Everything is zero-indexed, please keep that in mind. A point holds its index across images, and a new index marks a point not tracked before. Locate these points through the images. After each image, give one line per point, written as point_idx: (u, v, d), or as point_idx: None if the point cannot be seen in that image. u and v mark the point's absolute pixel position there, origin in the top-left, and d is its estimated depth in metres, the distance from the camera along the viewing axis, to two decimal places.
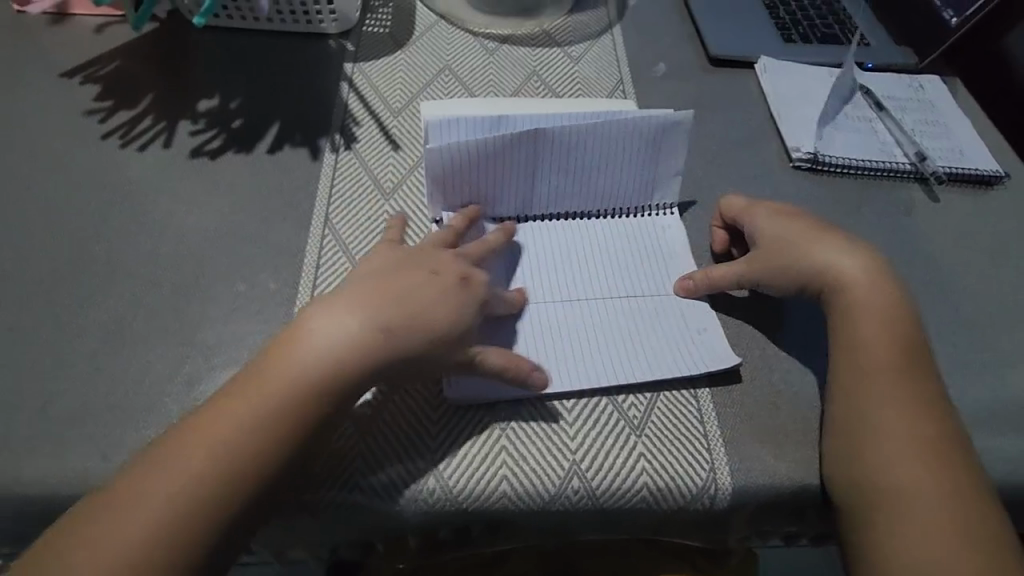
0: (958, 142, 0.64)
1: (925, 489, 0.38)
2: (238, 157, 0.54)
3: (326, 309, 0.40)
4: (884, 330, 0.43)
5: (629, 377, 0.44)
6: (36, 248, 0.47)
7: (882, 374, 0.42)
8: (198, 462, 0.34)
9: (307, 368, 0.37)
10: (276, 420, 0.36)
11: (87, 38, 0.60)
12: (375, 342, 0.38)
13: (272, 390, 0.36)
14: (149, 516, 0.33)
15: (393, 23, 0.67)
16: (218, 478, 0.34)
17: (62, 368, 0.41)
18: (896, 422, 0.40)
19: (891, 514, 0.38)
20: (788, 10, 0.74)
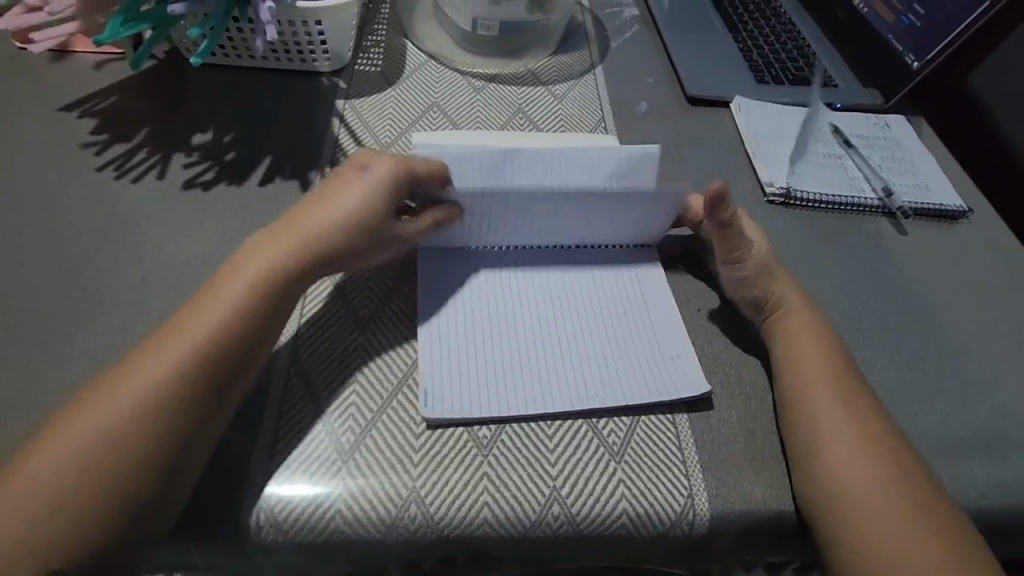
0: (924, 179, 0.67)
1: (888, 503, 0.38)
2: (229, 189, 0.55)
3: (299, 237, 0.44)
4: (804, 346, 0.46)
5: (608, 401, 0.45)
6: (26, 277, 0.47)
7: (813, 387, 0.43)
8: (144, 397, 0.36)
9: (268, 296, 0.41)
10: (210, 335, 0.38)
11: (86, 75, 0.62)
12: (285, 259, 0.42)
13: (219, 317, 0.39)
14: (85, 456, 0.34)
15: (384, 62, 0.70)
16: (159, 408, 0.36)
17: (50, 395, 0.42)
18: (832, 434, 0.41)
19: (857, 527, 0.38)
20: (761, 53, 0.78)
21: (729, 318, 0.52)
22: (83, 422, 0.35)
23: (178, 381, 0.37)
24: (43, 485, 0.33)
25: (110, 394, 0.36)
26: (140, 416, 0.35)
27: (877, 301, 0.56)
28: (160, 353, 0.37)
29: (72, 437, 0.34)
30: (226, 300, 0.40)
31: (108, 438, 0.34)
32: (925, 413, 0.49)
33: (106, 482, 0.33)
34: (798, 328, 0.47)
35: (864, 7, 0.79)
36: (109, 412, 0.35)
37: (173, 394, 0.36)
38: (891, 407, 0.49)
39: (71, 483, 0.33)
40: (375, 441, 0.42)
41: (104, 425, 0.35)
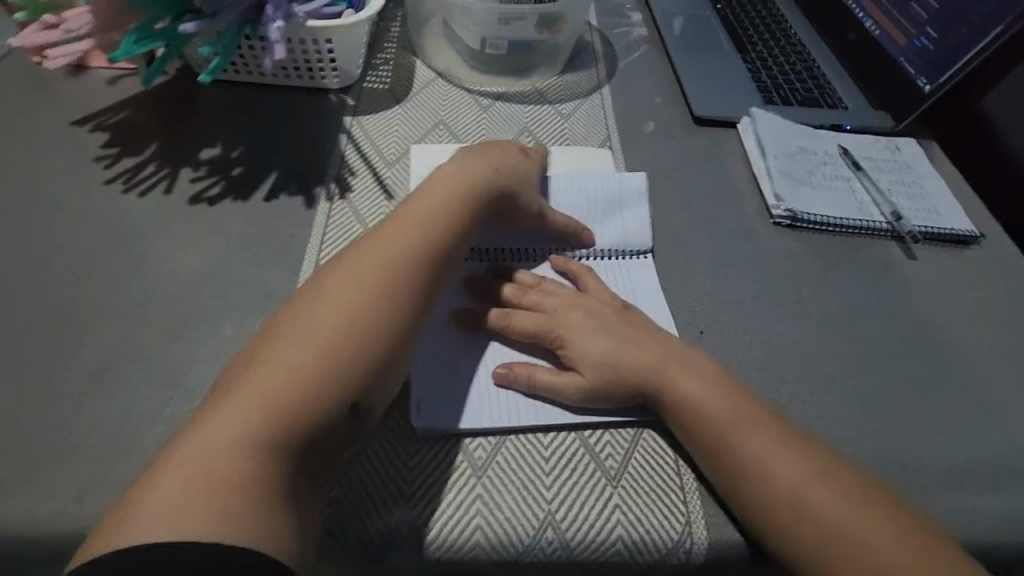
0: (934, 204, 0.66)
1: (856, 512, 0.37)
2: (235, 204, 0.56)
3: (441, 192, 0.48)
4: (637, 354, 0.44)
5: (613, 373, 0.44)
6: (29, 289, 0.48)
7: (706, 394, 0.42)
8: (320, 351, 0.37)
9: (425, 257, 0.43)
10: (377, 291, 0.40)
11: (99, 90, 0.63)
12: (434, 221, 0.45)
13: (384, 274, 0.41)
14: (270, 406, 0.34)
15: (393, 79, 0.71)
16: (333, 372, 0.36)
17: (48, 409, 0.42)
18: (757, 431, 0.41)
19: (807, 528, 0.37)
20: (770, 74, 0.78)
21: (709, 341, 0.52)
22: (262, 384, 0.35)
23: (340, 348, 0.37)
24: (231, 444, 0.32)
25: (281, 354, 0.36)
26: (315, 381, 0.35)
27: (883, 327, 0.55)
28: (328, 321, 0.38)
29: (256, 390, 0.35)
30: (388, 262, 0.41)
31: (292, 390, 0.35)
32: (933, 444, 0.48)
33: (288, 432, 0.34)
34: (676, 369, 0.44)
35: (876, 29, 0.78)
36: (284, 368, 0.36)
37: (342, 366, 0.37)
38: (898, 438, 0.48)
39: (262, 431, 0.33)
40: (376, 451, 0.42)
41: (287, 379, 0.35)
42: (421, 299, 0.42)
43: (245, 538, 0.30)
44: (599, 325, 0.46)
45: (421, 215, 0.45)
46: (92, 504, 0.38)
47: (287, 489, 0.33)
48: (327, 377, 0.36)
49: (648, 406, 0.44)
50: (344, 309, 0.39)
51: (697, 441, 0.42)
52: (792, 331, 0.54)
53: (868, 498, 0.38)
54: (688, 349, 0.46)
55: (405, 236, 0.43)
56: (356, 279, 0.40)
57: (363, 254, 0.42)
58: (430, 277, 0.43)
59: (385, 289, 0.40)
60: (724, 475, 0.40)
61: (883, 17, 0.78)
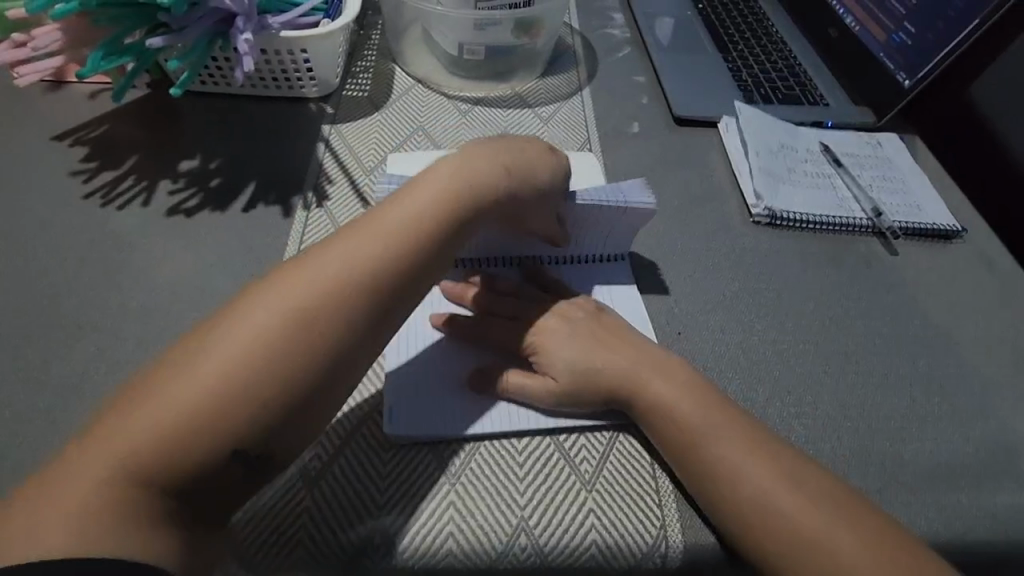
0: (915, 199, 0.66)
1: (826, 517, 0.37)
2: (212, 215, 0.56)
3: (426, 197, 0.43)
4: (611, 358, 0.44)
5: (586, 378, 0.44)
6: (6, 304, 0.48)
7: (680, 398, 0.42)
8: (250, 360, 0.35)
9: (384, 264, 0.40)
10: (323, 306, 0.37)
11: (79, 104, 0.63)
12: (410, 232, 0.41)
13: (335, 286, 0.38)
14: (187, 413, 0.33)
15: (372, 87, 0.71)
16: (256, 388, 0.35)
17: (21, 423, 0.42)
18: (729, 435, 0.41)
19: (773, 533, 0.37)
20: (751, 72, 0.78)
21: (687, 341, 0.52)
22: (187, 385, 0.34)
23: (273, 364, 0.35)
24: (140, 447, 0.32)
25: (214, 354, 0.35)
26: (235, 394, 0.34)
27: (863, 324, 0.55)
28: (266, 326, 0.36)
29: (180, 391, 0.34)
30: (341, 269, 0.38)
31: (213, 402, 0.34)
32: (912, 441, 0.47)
33: (200, 447, 0.33)
34: (650, 374, 0.43)
35: (856, 25, 0.78)
36: (210, 374, 0.34)
37: (266, 377, 0.35)
38: (876, 435, 0.48)
39: (172, 442, 0.33)
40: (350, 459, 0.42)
41: (209, 388, 0.34)
42: (370, 313, 0.39)
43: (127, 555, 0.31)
44: (576, 331, 0.46)
45: (393, 216, 0.42)
46: None
47: (186, 505, 0.33)
48: (250, 395, 0.34)
49: (623, 411, 0.44)
50: (284, 319, 0.36)
51: (670, 445, 0.41)
52: (771, 330, 0.54)
53: (839, 504, 0.38)
54: (666, 354, 0.46)
55: (367, 240, 0.40)
56: (307, 283, 0.38)
57: (324, 254, 0.39)
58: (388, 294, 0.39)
59: (333, 297, 0.37)
60: (698, 479, 0.40)
61: (862, 12, 0.78)
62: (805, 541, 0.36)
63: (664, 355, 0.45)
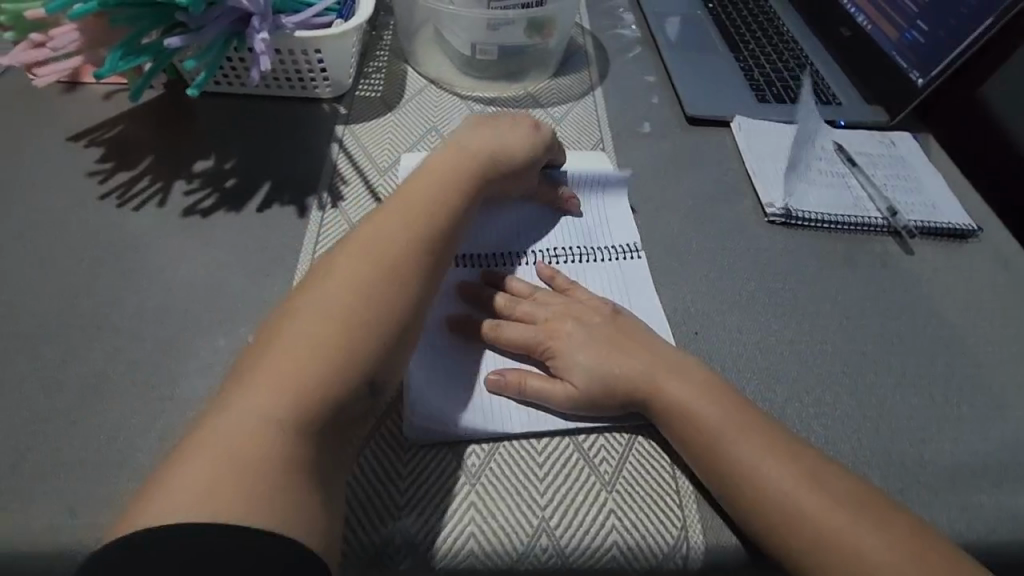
0: (930, 198, 0.65)
1: (850, 519, 0.37)
2: (228, 215, 0.56)
3: (447, 173, 0.49)
4: (628, 361, 0.44)
5: (603, 382, 0.44)
6: (24, 305, 0.48)
7: (698, 399, 0.42)
8: (334, 319, 0.38)
9: (430, 233, 0.44)
10: (389, 266, 0.41)
11: (94, 106, 0.64)
12: (445, 202, 0.47)
13: (394, 249, 0.42)
14: (291, 379, 0.35)
15: (385, 87, 0.71)
16: (349, 344, 0.37)
17: (41, 424, 0.42)
18: (751, 436, 0.40)
19: (797, 535, 0.37)
20: (763, 72, 0.78)
21: (704, 342, 0.52)
22: (282, 359, 0.36)
23: (365, 325, 0.38)
24: (256, 420, 0.33)
25: (297, 328, 0.37)
26: (332, 352, 0.36)
27: (880, 324, 0.55)
28: (347, 296, 0.39)
29: (276, 366, 0.35)
30: (397, 237, 0.43)
31: (313, 362, 0.36)
32: (933, 442, 0.47)
33: (314, 405, 0.35)
34: (666, 376, 0.43)
35: (868, 24, 0.78)
36: (301, 343, 0.36)
37: (355, 333, 0.37)
38: (896, 436, 0.47)
39: (286, 407, 0.34)
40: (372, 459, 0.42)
41: (306, 354, 0.36)
42: (430, 274, 0.43)
43: (282, 527, 0.31)
44: (594, 334, 0.46)
45: (428, 191, 0.47)
46: (86, 518, 0.38)
47: (315, 473, 0.34)
48: (343, 349, 0.37)
49: (643, 414, 0.44)
50: (357, 281, 0.39)
51: (689, 447, 0.41)
52: (788, 330, 0.53)
53: (863, 507, 0.37)
54: (683, 355, 0.45)
55: (413, 214, 0.44)
56: (370, 252, 0.41)
57: (376, 229, 0.43)
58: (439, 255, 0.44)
59: (396, 260, 0.41)
60: (718, 480, 0.40)
61: (874, 11, 0.77)
62: (829, 544, 0.36)
63: (680, 355, 0.45)
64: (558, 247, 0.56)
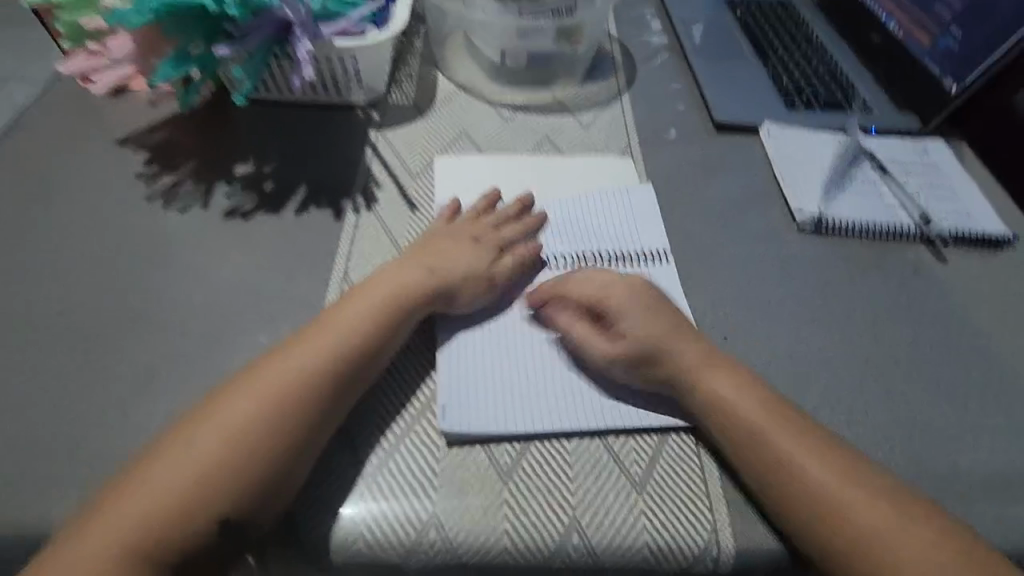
0: (964, 205, 0.65)
1: (881, 512, 0.37)
2: (267, 217, 0.58)
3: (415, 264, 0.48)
4: (668, 339, 0.45)
5: (648, 360, 0.44)
6: (78, 301, 0.51)
7: (732, 386, 0.43)
8: (259, 411, 0.38)
9: (374, 321, 0.44)
10: (323, 362, 0.41)
11: (140, 111, 0.66)
12: (405, 289, 0.46)
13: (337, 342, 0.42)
14: (202, 467, 0.36)
15: (416, 94, 0.73)
16: (257, 436, 0.38)
17: (95, 415, 0.44)
18: (788, 432, 0.41)
19: (840, 533, 0.37)
20: (792, 78, 0.78)
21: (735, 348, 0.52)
22: (198, 444, 0.37)
23: (278, 422, 0.38)
24: (158, 502, 0.35)
25: (227, 413, 0.38)
26: (243, 442, 0.37)
27: (912, 332, 0.54)
28: (267, 385, 0.39)
29: (193, 449, 0.37)
30: (340, 329, 0.43)
31: (227, 452, 0.37)
32: (967, 451, 0.47)
33: (217, 500, 0.36)
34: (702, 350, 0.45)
35: (899, 29, 0.77)
36: (221, 429, 0.38)
37: (271, 426, 0.38)
38: (929, 444, 0.47)
39: (191, 495, 0.36)
40: (369, 467, 0.42)
41: (220, 441, 0.37)
42: (366, 369, 0.43)
43: None
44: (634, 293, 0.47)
45: (388, 280, 0.46)
46: None
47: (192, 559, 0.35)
48: (253, 442, 0.37)
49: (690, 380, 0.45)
50: (287, 372, 0.40)
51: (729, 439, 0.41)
52: (818, 336, 0.53)
53: (894, 501, 0.38)
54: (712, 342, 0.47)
55: (370, 303, 0.45)
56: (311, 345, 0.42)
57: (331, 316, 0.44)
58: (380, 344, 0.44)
59: (331, 352, 0.41)
60: (756, 475, 0.40)
61: (906, 16, 0.76)
62: (860, 537, 0.37)
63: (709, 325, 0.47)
64: (589, 250, 0.57)
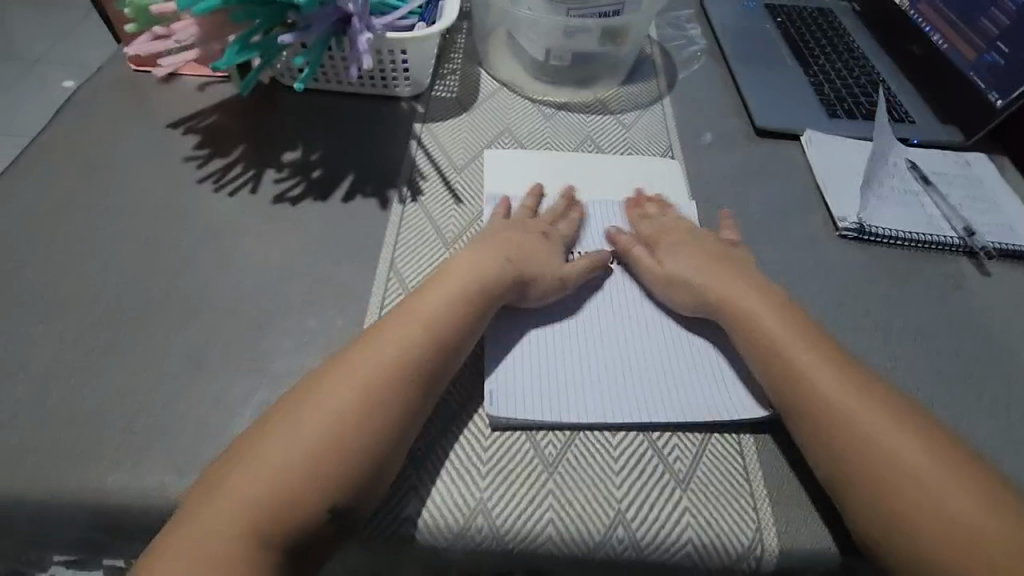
0: (1008, 219, 0.65)
1: (919, 460, 0.39)
2: (315, 204, 0.59)
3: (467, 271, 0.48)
4: (725, 283, 0.50)
5: (692, 295, 0.50)
6: (131, 277, 0.52)
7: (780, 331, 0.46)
8: (338, 418, 0.39)
9: (436, 327, 0.44)
10: (392, 365, 0.41)
11: (190, 96, 0.68)
12: (466, 296, 0.46)
13: (403, 348, 0.42)
14: (287, 474, 0.36)
15: (459, 89, 0.73)
16: (339, 442, 0.38)
17: (148, 388, 0.45)
18: (853, 400, 0.42)
19: (897, 498, 0.38)
20: (833, 87, 0.78)
21: None
22: (277, 453, 0.37)
23: (356, 427, 0.39)
24: (246, 512, 0.35)
25: (303, 421, 0.38)
26: (326, 449, 0.37)
27: (954, 344, 0.54)
28: (340, 394, 0.40)
29: (273, 457, 0.37)
30: (403, 334, 0.43)
31: (310, 459, 0.37)
32: (1013, 463, 0.47)
33: (306, 506, 0.36)
34: (759, 311, 0.47)
35: (943, 43, 0.77)
36: (301, 436, 0.38)
37: (350, 432, 0.38)
38: None
39: (277, 504, 0.36)
40: (419, 453, 0.43)
41: (302, 450, 0.37)
42: (433, 372, 0.43)
43: None
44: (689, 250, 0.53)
45: (446, 285, 0.47)
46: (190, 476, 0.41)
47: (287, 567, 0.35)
48: (337, 449, 0.38)
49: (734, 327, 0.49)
50: (359, 379, 0.40)
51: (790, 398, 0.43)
52: (860, 344, 0.53)
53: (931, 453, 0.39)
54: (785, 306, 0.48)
55: (432, 308, 0.45)
56: (378, 350, 0.42)
57: (393, 324, 0.44)
58: (446, 348, 0.44)
59: (398, 356, 0.42)
60: (813, 436, 0.42)
61: (950, 30, 0.76)
62: (892, 483, 0.38)
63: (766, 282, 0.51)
64: None
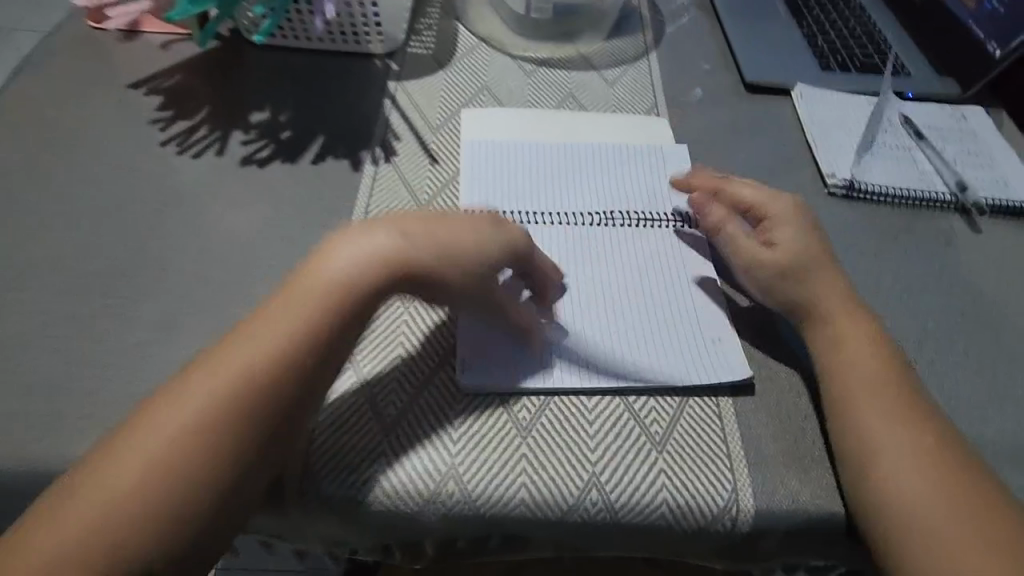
0: (1002, 174, 0.63)
1: (936, 513, 0.37)
2: (284, 166, 0.57)
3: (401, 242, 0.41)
4: (815, 270, 0.47)
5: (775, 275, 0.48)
6: (93, 243, 0.50)
7: (848, 337, 0.44)
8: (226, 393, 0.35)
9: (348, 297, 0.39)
10: (294, 341, 0.37)
11: (153, 54, 0.64)
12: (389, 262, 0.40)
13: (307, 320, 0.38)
14: (171, 453, 0.33)
15: (435, 45, 0.70)
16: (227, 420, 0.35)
17: (112, 355, 0.44)
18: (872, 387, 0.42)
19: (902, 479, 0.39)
20: (827, 39, 0.74)
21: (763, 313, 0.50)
22: (161, 430, 0.34)
23: (247, 402, 0.35)
24: (125, 492, 0.32)
25: (191, 396, 0.35)
26: (213, 426, 0.34)
27: (941, 302, 0.53)
28: (232, 368, 0.36)
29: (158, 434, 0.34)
30: (310, 302, 0.38)
31: (194, 436, 0.34)
32: (995, 420, 0.46)
33: (187, 488, 0.33)
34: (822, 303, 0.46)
35: None
36: (188, 412, 0.35)
37: (238, 408, 0.35)
38: (956, 412, 0.46)
39: (157, 485, 0.33)
40: (386, 419, 0.42)
41: (187, 428, 0.34)
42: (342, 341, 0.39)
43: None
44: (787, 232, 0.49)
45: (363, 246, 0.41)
46: None
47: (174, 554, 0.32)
48: (224, 425, 0.34)
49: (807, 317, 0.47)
50: (257, 354, 0.36)
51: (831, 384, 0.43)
52: None
53: (955, 502, 0.37)
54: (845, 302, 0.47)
55: (345, 273, 0.40)
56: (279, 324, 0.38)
57: (301, 293, 0.39)
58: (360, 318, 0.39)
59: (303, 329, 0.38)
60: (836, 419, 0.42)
61: None
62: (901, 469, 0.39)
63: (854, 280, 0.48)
64: (613, 208, 0.55)
